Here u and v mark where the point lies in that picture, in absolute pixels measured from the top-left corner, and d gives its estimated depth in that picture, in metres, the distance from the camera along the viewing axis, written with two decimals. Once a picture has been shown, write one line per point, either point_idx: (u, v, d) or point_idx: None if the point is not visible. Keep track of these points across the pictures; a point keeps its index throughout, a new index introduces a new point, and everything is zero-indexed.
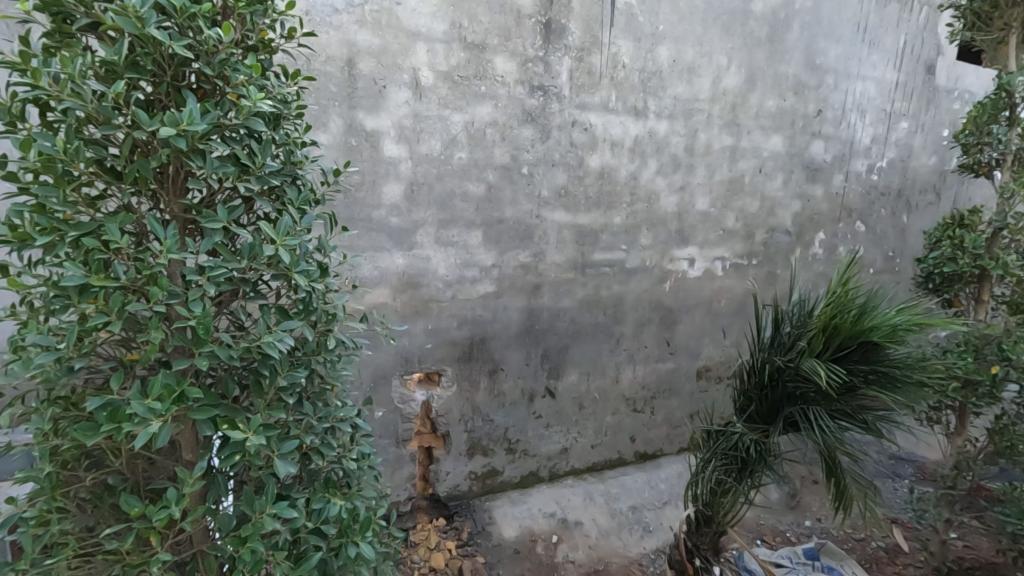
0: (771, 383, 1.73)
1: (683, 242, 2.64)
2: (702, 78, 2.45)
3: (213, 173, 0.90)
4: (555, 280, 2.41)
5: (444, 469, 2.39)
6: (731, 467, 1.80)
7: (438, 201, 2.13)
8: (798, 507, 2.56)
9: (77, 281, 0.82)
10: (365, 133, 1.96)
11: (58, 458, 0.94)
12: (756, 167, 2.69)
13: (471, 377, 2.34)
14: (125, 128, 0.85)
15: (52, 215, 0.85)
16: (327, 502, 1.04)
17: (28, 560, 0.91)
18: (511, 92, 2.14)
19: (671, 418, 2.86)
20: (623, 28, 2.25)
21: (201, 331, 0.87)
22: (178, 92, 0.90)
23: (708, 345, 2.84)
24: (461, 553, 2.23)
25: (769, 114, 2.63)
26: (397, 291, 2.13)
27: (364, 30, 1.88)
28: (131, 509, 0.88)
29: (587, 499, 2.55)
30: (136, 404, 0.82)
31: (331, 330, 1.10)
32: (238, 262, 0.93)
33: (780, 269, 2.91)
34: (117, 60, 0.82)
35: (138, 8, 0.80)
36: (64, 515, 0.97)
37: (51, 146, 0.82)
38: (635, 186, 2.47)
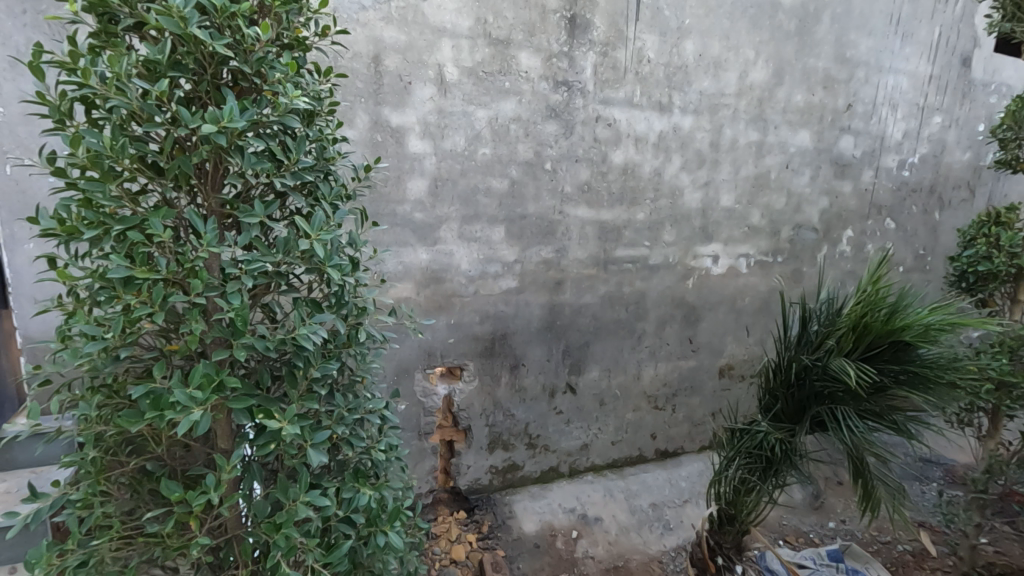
0: (798, 382, 1.71)
1: (707, 239, 2.62)
2: (728, 72, 2.42)
3: (250, 169, 0.92)
4: (577, 276, 2.41)
5: (465, 462, 2.41)
6: (755, 466, 1.80)
7: (461, 197, 2.14)
8: (822, 509, 2.52)
9: (123, 273, 0.85)
10: (391, 129, 1.98)
11: (103, 444, 0.98)
12: (783, 163, 2.65)
13: (492, 371, 2.35)
14: (166, 126, 0.88)
15: (98, 209, 0.89)
16: (357, 492, 1.05)
17: (75, 540, 0.96)
18: (535, 88, 2.14)
19: (692, 416, 2.84)
20: (649, 23, 2.23)
21: (238, 322, 0.90)
22: (217, 90, 0.93)
23: (731, 343, 2.81)
24: (482, 546, 2.26)
25: (797, 109, 2.59)
26: (420, 285, 2.15)
27: (390, 27, 1.89)
28: (171, 494, 0.91)
29: (607, 495, 2.55)
30: (178, 392, 0.85)
31: (362, 323, 1.11)
32: (273, 256, 0.95)
33: (806, 267, 2.86)
34: (160, 59, 0.85)
35: (181, 8, 0.82)
36: (107, 498, 1.00)
37: (98, 143, 0.85)
38: (659, 182, 2.45)
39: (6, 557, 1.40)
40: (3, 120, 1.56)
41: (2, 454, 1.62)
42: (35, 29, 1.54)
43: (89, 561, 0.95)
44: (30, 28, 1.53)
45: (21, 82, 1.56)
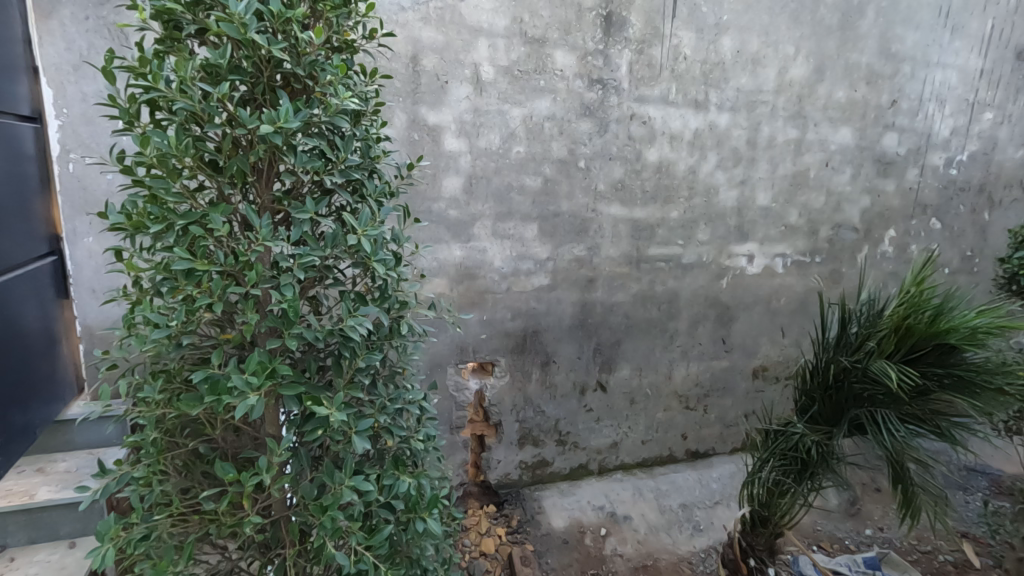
0: (836, 384, 1.69)
1: (742, 238, 2.58)
2: (766, 68, 2.38)
3: (302, 167, 0.97)
4: (610, 274, 2.41)
5: (495, 457, 2.45)
6: (790, 468, 1.77)
7: (495, 194, 2.17)
8: (858, 515, 2.46)
9: (185, 265, 0.90)
10: (428, 128, 2.02)
11: (163, 426, 1.04)
12: (822, 161, 2.60)
13: (524, 368, 2.37)
14: (226, 126, 0.93)
15: (163, 205, 0.95)
16: (397, 479, 1.09)
17: (139, 515, 1.02)
18: (570, 86, 2.15)
19: (724, 417, 2.81)
20: (685, 19, 2.21)
21: (291, 313, 0.94)
22: (272, 91, 0.97)
23: (765, 343, 2.77)
24: (511, 540, 2.28)
25: (838, 106, 2.53)
26: (454, 282, 2.19)
27: (428, 27, 1.93)
28: (226, 475, 0.96)
29: (637, 494, 2.55)
30: (236, 377, 0.90)
31: (404, 316, 1.15)
32: (323, 250, 0.99)
33: (845, 267, 2.80)
34: (221, 63, 0.90)
35: (242, 15, 0.87)
36: (166, 477, 1.07)
37: (164, 143, 0.91)
38: (694, 181, 2.43)
39: (65, 532, 1.57)
40: (67, 120, 1.65)
41: (60, 437, 1.74)
42: (96, 33, 1.62)
43: (152, 535, 1.01)
44: (92, 33, 1.62)
45: (83, 85, 1.65)
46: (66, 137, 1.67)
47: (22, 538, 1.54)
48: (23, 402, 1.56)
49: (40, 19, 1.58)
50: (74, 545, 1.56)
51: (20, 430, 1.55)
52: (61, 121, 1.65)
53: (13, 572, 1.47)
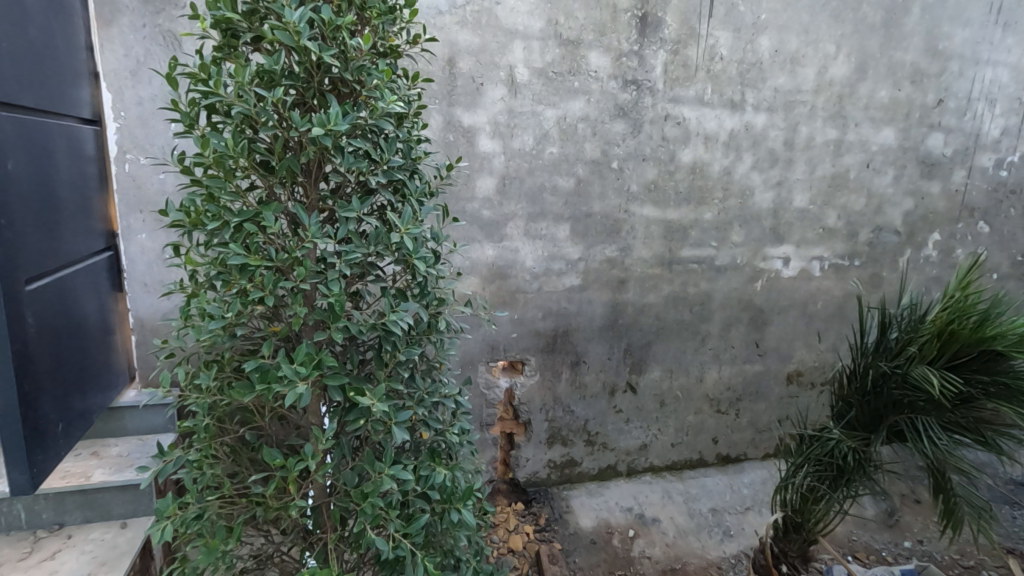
0: (875, 390, 1.65)
1: (778, 241, 2.54)
2: (806, 68, 2.35)
3: (348, 168, 1.01)
4: (641, 276, 2.41)
5: (524, 455, 2.47)
6: (825, 474, 1.74)
7: (528, 195, 2.19)
8: (896, 527, 2.40)
9: (239, 260, 0.96)
10: (462, 129, 2.06)
11: (215, 413, 1.10)
12: (863, 162, 2.54)
13: (554, 367, 2.39)
14: (279, 129, 0.98)
15: (219, 203, 1.01)
16: (433, 470, 1.13)
17: (192, 495, 1.08)
18: (604, 87, 2.16)
19: (757, 422, 2.77)
20: (722, 19, 2.20)
21: (337, 307, 0.99)
22: (321, 95, 1.02)
23: (801, 348, 2.72)
24: (539, 538, 2.29)
25: (880, 106, 2.47)
26: (486, 281, 2.22)
27: (465, 30, 1.97)
28: (274, 460, 1.02)
29: (666, 497, 2.54)
30: (285, 367, 0.95)
31: (441, 313, 1.18)
32: (367, 247, 1.03)
33: (886, 271, 2.73)
34: (275, 69, 0.95)
35: (296, 23, 0.91)
36: (216, 461, 1.13)
37: (221, 145, 0.96)
38: (729, 182, 2.41)
39: (118, 513, 1.66)
40: (124, 123, 1.75)
41: (113, 422, 1.85)
42: (153, 40, 1.71)
43: (204, 515, 1.07)
44: (148, 40, 1.71)
45: (139, 89, 1.74)
46: (123, 139, 1.76)
47: (78, 517, 1.64)
48: (82, 388, 1.65)
49: (101, 27, 1.67)
50: (125, 525, 1.65)
51: (80, 415, 1.64)
52: (119, 124, 1.75)
53: (69, 549, 1.55)
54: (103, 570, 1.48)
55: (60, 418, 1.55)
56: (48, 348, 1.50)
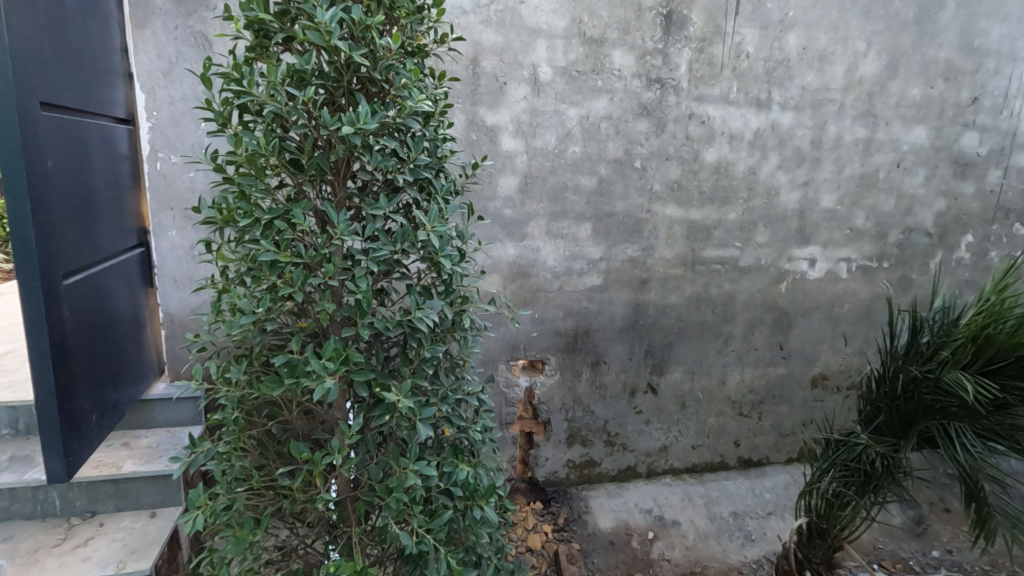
0: (905, 395, 1.62)
1: (804, 242, 2.50)
2: (835, 65, 2.30)
3: (377, 166, 1.02)
4: (663, 276, 2.39)
5: (543, 454, 2.47)
6: (852, 480, 1.71)
7: (550, 194, 2.19)
8: (924, 536, 2.34)
9: (270, 256, 0.98)
10: (485, 128, 2.06)
11: (244, 406, 1.13)
12: (893, 162, 2.48)
13: (574, 367, 2.38)
14: (310, 127, 1.00)
15: (250, 201, 1.03)
16: (456, 467, 1.14)
17: (221, 486, 1.10)
18: (627, 86, 2.15)
19: (780, 425, 2.73)
20: (749, 17, 2.17)
21: (364, 304, 1.00)
22: (350, 94, 1.03)
23: (826, 351, 2.68)
24: (557, 537, 2.28)
25: (912, 104, 2.42)
26: (507, 279, 2.21)
27: (489, 29, 1.97)
28: (301, 453, 1.03)
29: (686, 499, 2.52)
30: (314, 362, 0.97)
31: (466, 310, 1.19)
32: (393, 244, 1.04)
33: (916, 274, 2.66)
34: (307, 68, 0.97)
35: (328, 23, 0.93)
36: (244, 454, 1.15)
37: (253, 143, 0.98)
38: (754, 182, 2.38)
39: (147, 502, 1.70)
40: (156, 122, 1.79)
41: (144, 415, 1.90)
42: (184, 41, 1.75)
43: (233, 506, 1.09)
44: (180, 41, 1.75)
45: (171, 89, 1.78)
46: (155, 138, 1.80)
47: (110, 505, 1.68)
48: (115, 381, 1.70)
49: (135, 29, 1.71)
50: (154, 515, 1.69)
51: (112, 407, 1.69)
52: (151, 123, 1.79)
53: (101, 536, 1.60)
54: (133, 558, 1.52)
55: (95, 409, 1.60)
56: (83, 341, 1.54)
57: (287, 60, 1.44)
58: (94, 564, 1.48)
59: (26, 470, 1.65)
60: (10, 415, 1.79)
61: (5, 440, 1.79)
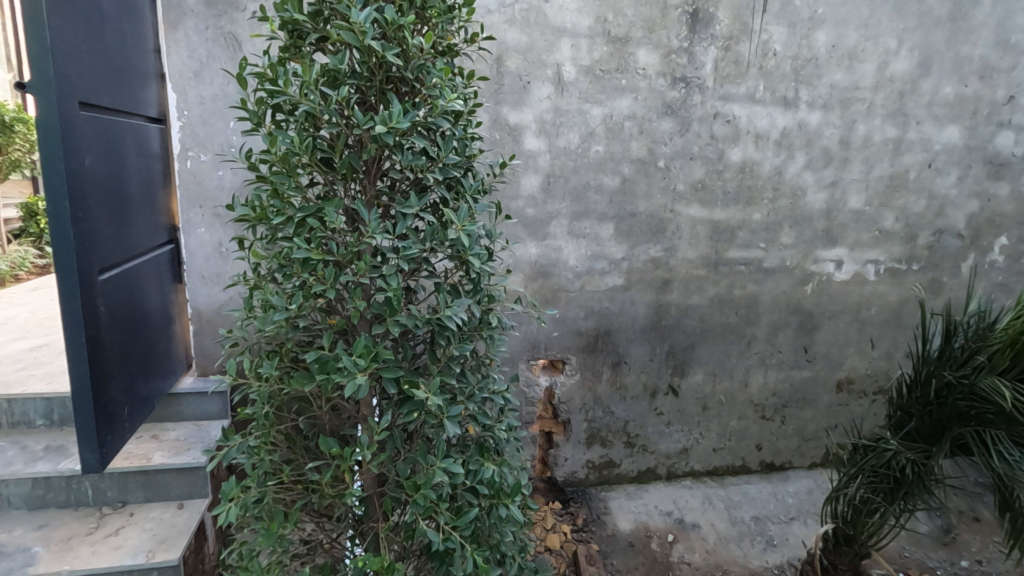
0: (938, 400, 1.58)
1: (830, 243, 2.46)
2: (865, 63, 2.26)
3: (408, 165, 1.03)
4: (686, 276, 2.37)
5: (563, 454, 2.46)
6: (880, 486, 1.68)
7: (573, 193, 2.18)
8: (953, 545, 2.28)
9: (303, 254, 0.99)
10: (509, 127, 2.06)
11: (274, 401, 1.15)
12: (925, 162, 2.42)
13: (594, 367, 2.37)
14: (343, 126, 1.01)
15: (283, 198, 1.05)
16: (481, 465, 1.14)
17: (252, 479, 1.12)
18: (652, 85, 2.13)
19: (804, 430, 2.69)
20: (777, 14, 2.14)
21: (395, 301, 1.01)
22: (382, 94, 1.04)
23: (852, 354, 2.63)
24: (576, 538, 2.27)
25: (944, 103, 2.36)
26: (529, 278, 2.21)
27: (513, 28, 1.97)
28: (330, 449, 1.05)
29: (706, 503, 2.49)
30: (346, 358, 0.98)
31: (492, 309, 1.19)
32: (423, 243, 1.05)
33: (947, 277, 2.60)
34: (340, 67, 0.98)
35: (362, 23, 0.93)
36: (274, 448, 1.17)
37: (287, 142, 1.00)
38: (780, 182, 2.34)
39: (175, 493, 1.74)
40: (187, 122, 1.82)
41: (172, 408, 1.94)
42: (214, 42, 1.78)
43: (263, 500, 1.11)
44: (211, 42, 1.78)
45: (202, 89, 1.81)
46: (185, 137, 1.84)
47: (140, 496, 1.72)
48: (146, 374, 1.74)
49: (167, 30, 1.75)
50: (182, 506, 1.72)
51: (143, 399, 1.73)
52: (182, 122, 1.82)
53: (131, 526, 1.63)
54: (162, 548, 1.55)
55: (127, 402, 1.64)
56: (116, 335, 1.58)
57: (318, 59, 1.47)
58: (125, 553, 1.52)
59: (60, 460, 1.70)
60: (45, 406, 1.85)
61: (41, 430, 1.85)
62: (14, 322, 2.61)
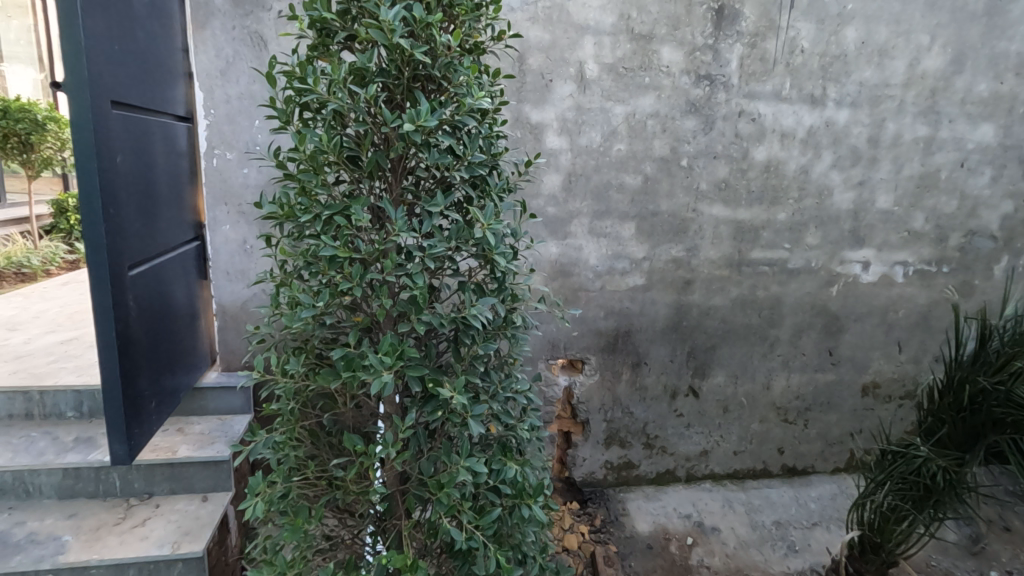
0: (972, 407, 1.54)
1: (857, 244, 2.40)
2: (895, 60, 2.20)
3: (434, 164, 1.03)
4: (708, 277, 2.33)
5: (581, 455, 2.45)
6: (910, 493, 1.63)
7: (594, 192, 2.17)
8: (982, 555, 2.22)
9: (330, 251, 1.00)
10: (530, 125, 2.05)
11: (300, 398, 1.16)
12: (957, 161, 2.36)
13: (614, 367, 2.35)
14: (371, 125, 1.01)
15: (310, 197, 1.05)
16: (504, 464, 1.14)
17: (277, 474, 1.12)
18: (675, 82, 2.11)
19: (827, 434, 2.64)
20: (804, 10, 2.10)
21: (421, 300, 1.01)
22: (409, 92, 1.04)
23: (878, 358, 2.57)
24: (594, 539, 2.25)
25: (979, 100, 2.29)
26: (549, 278, 2.20)
27: (536, 26, 1.96)
28: (355, 446, 1.05)
29: (726, 506, 2.46)
30: (371, 356, 0.99)
31: (517, 308, 1.19)
32: (449, 242, 1.05)
33: (979, 279, 2.53)
34: (368, 66, 0.98)
35: (390, 22, 0.93)
36: (298, 444, 1.18)
37: (316, 141, 1.01)
38: (806, 181, 2.30)
39: (200, 486, 1.77)
40: (213, 120, 1.85)
41: (197, 402, 1.98)
42: (241, 42, 1.80)
43: (289, 495, 1.12)
44: (237, 41, 1.80)
45: (228, 87, 1.83)
46: (211, 135, 1.86)
47: (165, 488, 1.75)
48: (172, 369, 1.77)
49: (195, 30, 1.77)
50: (206, 499, 1.75)
51: (170, 393, 1.76)
52: (208, 121, 1.85)
53: (157, 517, 1.66)
54: (187, 539, 1.57)
55: (154, 396, 1.67)
56: (145, 330, 1.61)
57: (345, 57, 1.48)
58: (151, 544, 1.54)
59: (89, 451, 1.73)
60: (76, 398, 1.89)
61: (71, 422, 1.89)
62: (46, 316, 2.68)
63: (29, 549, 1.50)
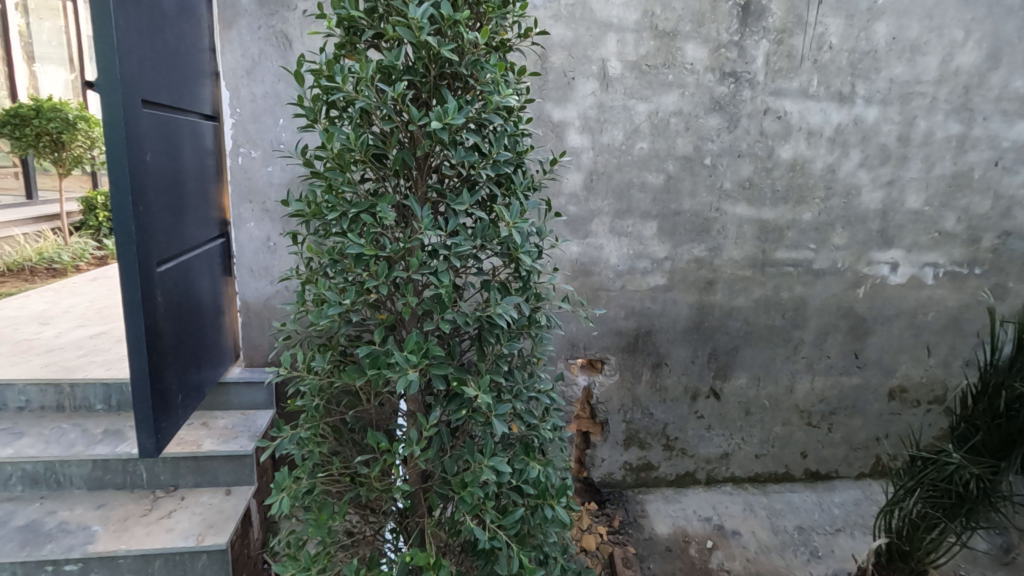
0: (1008, 413, 1.50)
1: (886, 244, 2.35)
2: (927, 56, 2.15)
3: (461, 162, 1.02)
4: (731, 277, 2.30)
5: (600, 455, 2.43)
6: (941, 501, 1.59)
7: (616, 191, 2.15)
8: (1013, 566, 2.16)
9: (357, 249, 1.00)
10: (552, 123, 2.04)
11: (325, 395, 1.17)
12: (991, 160, 2.29)
13: (634, 368, 2.33)
14: (398, 123, 1.01)
15: (337, 195, 1.06)
16: (527, 464, 1.14)
17: (302, 469, 1.13)
18: (699, 80, 2.08)
19: (852, 438, 2.59)
20: (833, 5, 2.05)
21: (446, 298, 1.01)
22: (436, 90, 1.04)
23: (906, 361, 2.51)
24: (612, 540, 2.24)
25: (1015, 97, 2.22)
26: (570, 277, 2.19)
27: (559, 24, 1.95)
28: (380, 443, 1.06)
29: (747, 510, 2.42)
30: (397, 353, 0.99)
31: (541, 307, 1.19)
32: (474, 240, 1.05)
33: (1013, 282, 2.45)
34: (395, 65, 0.99)
35: (419, 19, 0.93)
36: (322, 440, 1.18)
37: (343, 139, 1.01)
38: (832, 180, 2.25)
39: (223, 480, 1.79)
40: (239, 119, 1.87)
41: (221, 397, 2.00)
42: (266, 41, 1.82)
43: (313, 490, 1.13)
44: (262, 41, 1.82)
45: (254, 86, 1.85)
46: (237, 133, 1.88)
47: (190, 481, 1.78)
48: (198, 363, 1.80)
49: (222, 30, 1.79)
50: (229, 492, 1.77)
51: (195, 387, 1.79)
52: (234, 120, 1.87)
53: (182, 509, 1.69)
54: (211, 532, 1.60)
55: (180, 390, 1.70)
56: (172, 325, 1.64)
57: (371, 55, 1.48)
58: (176, 536, 1.57)
59: (118, 443, 1.77)
60: (105, 391, 1.93)
61: (100, 414, 1.94)
62: (75, 311, 2.74)
63: (61, 537, 1.53)
